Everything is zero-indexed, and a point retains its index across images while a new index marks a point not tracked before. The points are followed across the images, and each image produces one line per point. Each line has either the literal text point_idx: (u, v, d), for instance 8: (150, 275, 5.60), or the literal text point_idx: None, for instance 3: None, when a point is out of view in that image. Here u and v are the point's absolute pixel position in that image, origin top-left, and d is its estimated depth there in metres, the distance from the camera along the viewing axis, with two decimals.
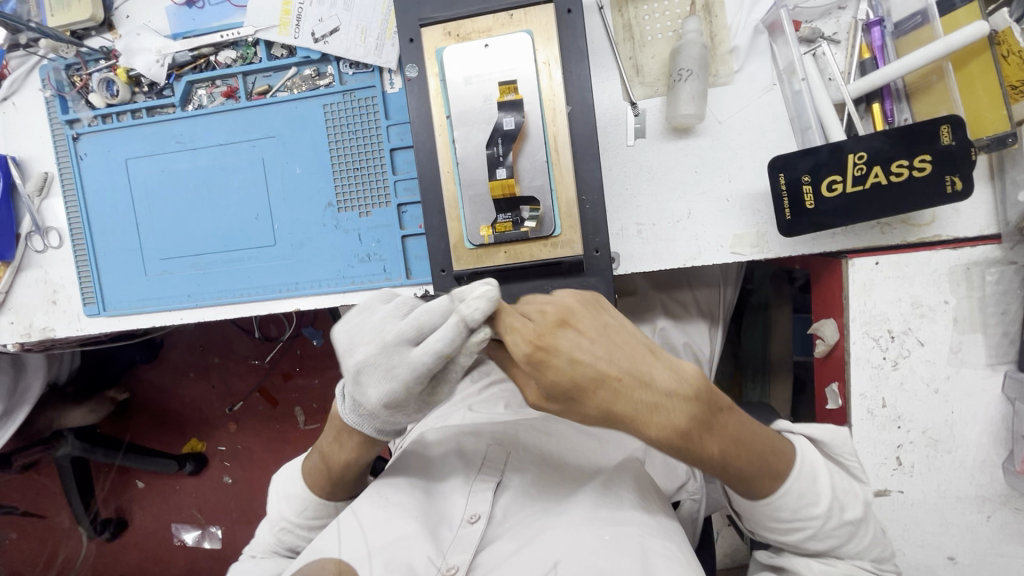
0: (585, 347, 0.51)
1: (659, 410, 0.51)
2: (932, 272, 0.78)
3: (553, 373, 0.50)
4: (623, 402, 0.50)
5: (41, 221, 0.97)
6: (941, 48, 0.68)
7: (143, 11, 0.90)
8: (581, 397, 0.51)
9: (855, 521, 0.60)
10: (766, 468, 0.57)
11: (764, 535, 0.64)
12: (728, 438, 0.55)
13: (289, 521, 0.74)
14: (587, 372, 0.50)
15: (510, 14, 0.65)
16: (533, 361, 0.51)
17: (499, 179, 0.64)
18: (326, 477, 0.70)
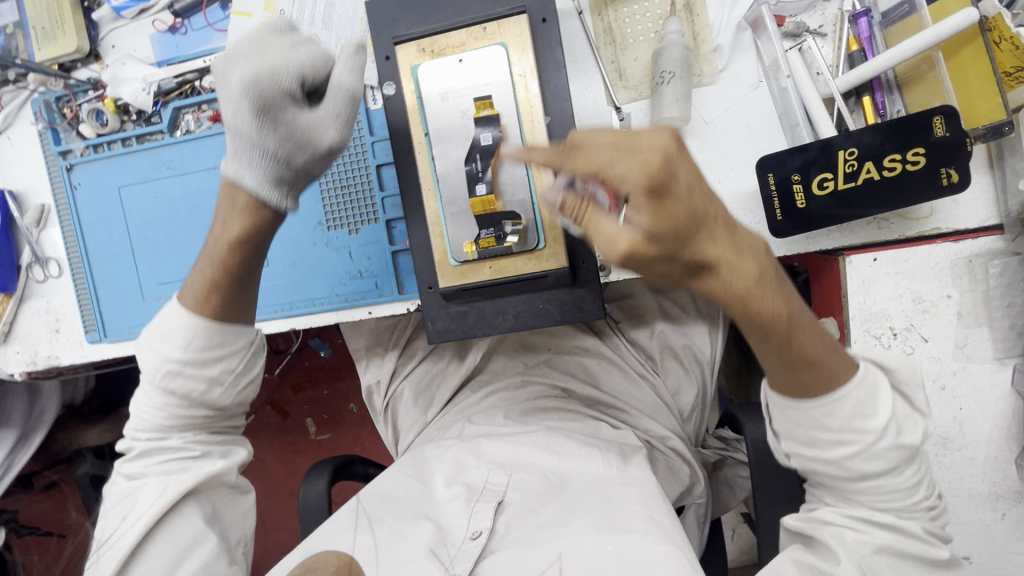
0: (701, 181, 0.42)
1: (746, 261, 0.45)
2: (933, 266, 0.76)
3: (673, 209, 0.41)
4: (717, 248, 0.43)
5: (41, 252, 0.99)
6: (931, 38, 0.65)
7: (128, 40, 0.92)
8: (689, 240, 0.42)
9: (909, 450, 0.55)
10: (820, 365, 0.52)
11: (803, 456, 0.57)
12: (794, 305, 0.50)
13: (177, 363, 0.66)
14: (702, 211, 0.42)
15: (484, 27, 0.64)
16: (660, 184, 0.40)
17: (479, 195, 0.63)
18: (220, 293, 0.66)
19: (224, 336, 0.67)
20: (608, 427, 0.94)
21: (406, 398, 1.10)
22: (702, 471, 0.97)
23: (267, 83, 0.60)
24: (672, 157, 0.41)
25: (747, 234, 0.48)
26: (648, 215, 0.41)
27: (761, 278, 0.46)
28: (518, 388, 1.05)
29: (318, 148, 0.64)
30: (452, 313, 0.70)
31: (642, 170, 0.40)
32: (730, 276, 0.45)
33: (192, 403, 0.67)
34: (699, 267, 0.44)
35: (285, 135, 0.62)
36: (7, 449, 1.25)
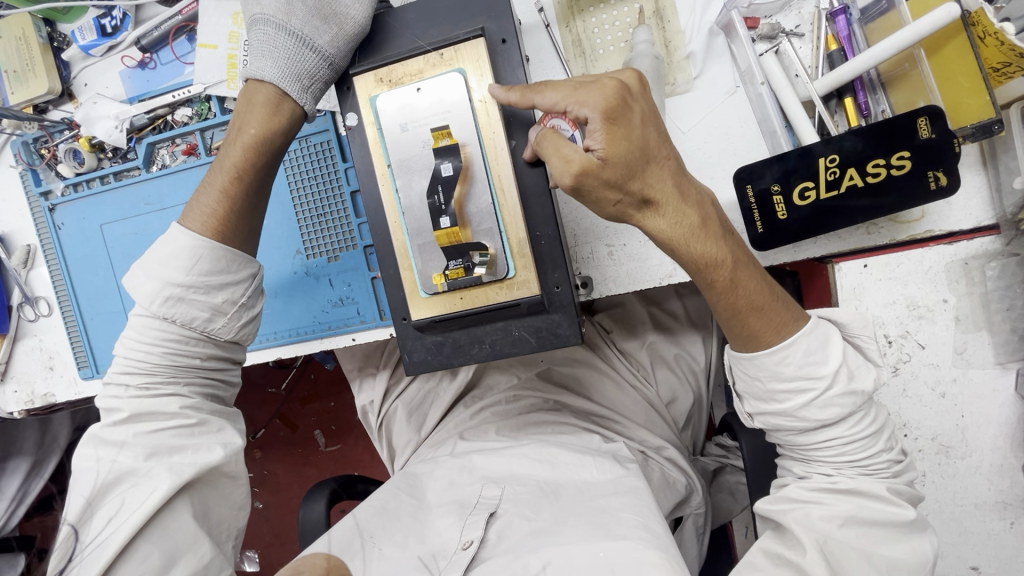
0: (654, 119, 0.55)
1: (690, 208, 0.56)
2: (927, 271, 0.73)
3: (623, 132, 0.53)
4: (663, 181, 0.55)
5: (31, 292, 1.00)
6: (910, 36, 0.62)
7: (99, 78, 0.92)
8: (639, 173, 0.54)
9: (861, 396, 0.59)
10: (765, 310, 0.58)
11: (765, 413, 0.62)
12: (740, 254, 0.58)
13: (179, 287, 0.70)
14: (651, 140, 0.54)
15: (440, 53, 0.62)
16: (615, 110, 0.52)
17: (444, 228, 0.62)
18: (228, 210, 0.71)
19: (229, 263, 0.72)
20: (599, 439, 0.90)
21: (399, 418, 1.08)
22: (699, 481, 0.93)
23: None
24: (629, 89, 0.54)
25: (697, 186, 0.58)
26: (605, 134, 0.52)
27: (703, 227, 0.56)
28: (510, 402, 1.03)
29: (345, 24, 0.64)
30: (428, 344, 0.69)
31: (600, 95, 0.52)
32: (670, 214, 0.55)
33: (191, 330, 0.72)
34: (644, 192, 0.55)
35: (312, 11, 0.64)
36: (20, 477, 1.27)
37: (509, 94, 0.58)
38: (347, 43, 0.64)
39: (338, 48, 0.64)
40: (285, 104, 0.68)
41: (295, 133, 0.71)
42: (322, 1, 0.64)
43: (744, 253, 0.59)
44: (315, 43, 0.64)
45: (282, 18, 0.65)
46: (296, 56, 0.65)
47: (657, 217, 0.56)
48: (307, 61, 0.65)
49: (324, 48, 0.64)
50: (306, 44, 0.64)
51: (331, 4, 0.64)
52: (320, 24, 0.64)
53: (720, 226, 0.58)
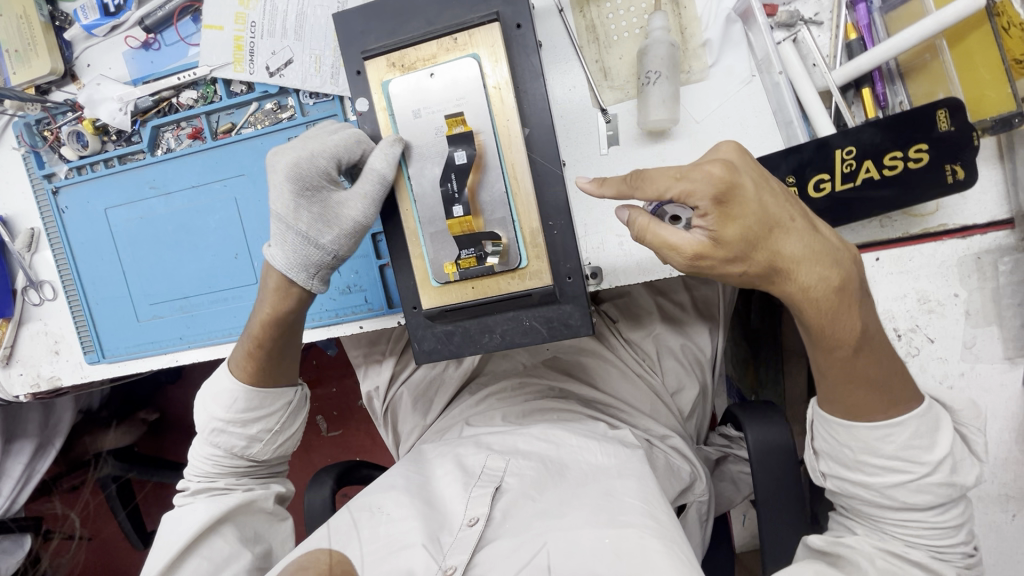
0: (769, 190, 0.53)
1: (826, 269, 0.53)
2: (939, 264, 0.72)
3: (738, 214, 0.51)
4: (792, 247, 0.53)
5: (35, 275, 0.99)
6: (933, 26, 0.62)
7: (102, 59, 0.91)
8: (759, 249, 0.52)
9: (958, 489, 0.56)
10: (885, 379, 0.56)
11: (842, 477, 0.60)
12: (871, 320, 0.55)
13: (221, 421, 0.73)
14: (767, 217, 0.52)
15: (455, 37, 0.61)
16: (725, 192, 0.50)
17: (457, 217, 0.62)
18: (256, 367, 0.72)
19: (262, 399, 0.73)
20: (605, 426, 0.88)
21: (405, 404, 1.05)
22: (704, 469, 0.92)
23: (309, 173, 0.63)
24: (736, 165, 0.52)
25: (829, 244, 0.55)
26: (715, 218, 0.52)
27: (839, 289, 0.53)
28: (515, 390, 1.01)
29: (345, 225, 0.65)
30: (438, 332, 0.69)
31: (709, 182, 0.50)
32: (805, 279, 0.53)
33: (234, 457, 0.74)
34: (768, 265, 0.53)
35: (317, 214, 0.65)
36: (27, 457, 1.26)
37: (603, 189, 0.57)
38: (347, 238, 0.66)
39: (341, 243, 0.66)
40: (293, 291, 0.68)
41: (305, 306, 0.71)
42: (328, 205, 0.65)
43: (875, 323, 0.56)
44: (320, 242, 0.65)
45: (288, 217, 0.64)
46: (301, 252, 0.65)
47: (792, 280, 0.54)
48: (312, 255, 0.66)
49: (327, 245, 0.65)
50: (312, 243, 0.65)
51: (335, 208, 0.65)
52: (323, 222, 0.65)
53: (856, 287, 0.55)
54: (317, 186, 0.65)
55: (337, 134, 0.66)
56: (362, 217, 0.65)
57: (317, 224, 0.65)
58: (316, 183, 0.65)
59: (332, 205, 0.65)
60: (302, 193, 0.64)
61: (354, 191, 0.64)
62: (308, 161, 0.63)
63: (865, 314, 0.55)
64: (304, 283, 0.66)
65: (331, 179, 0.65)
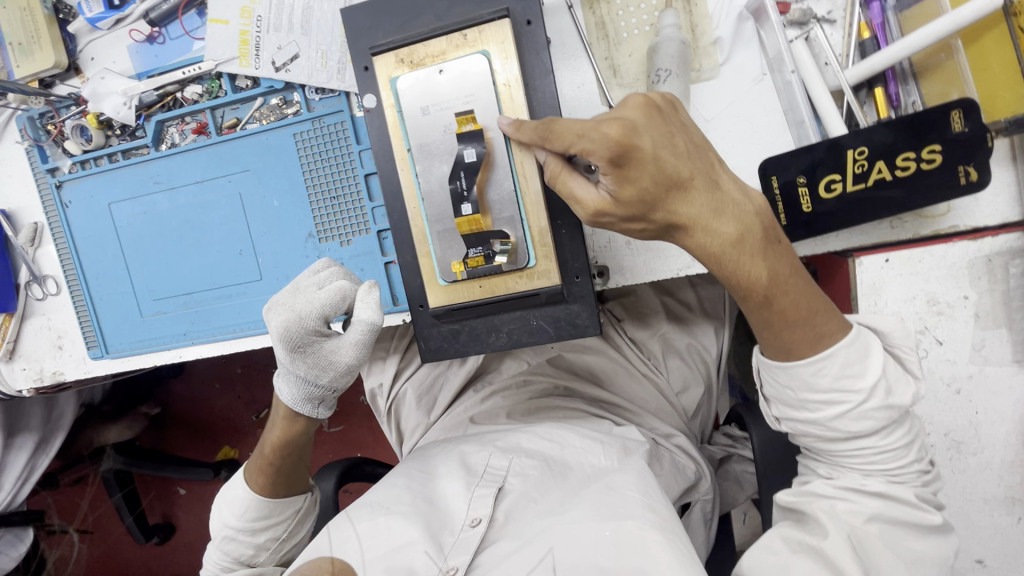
0: (669, 145, 0.51)
1: (724, 225, 0.53)
2: (949, 266, 0.72)
3: (634, 173, 0.51)
4: (688, 207, 0.53)
5: (38, 270, 0.99)
6: (948, 25, 0.61)
7: (106, 53, 0.90)
8: (661, 204, 0.53)
9: (899, 410, 0.56)
10: (806, 318, 0.56)
11: (793, 419, 0.60)
12: (782, 267, 0.55)
13: (232, 529, 0.77)
14: (665, 173, 0.51)
15: (464, 34, 0.61)
16: (622, 151, 0.50)
17: (465, 216, 0.61)
18: (264, 481, 0.77)
19: (271, 510, 0.77)
20: (610, 425, 0.88)
21: (409, 402, 1.05)
22: (708, 468, 0.92)
23: (298, 333, 0.65)
24: (634, 123, 0.50)
25: (735, 195, 0.54)
26: (613, 177, 0.51)
27: (737, 242, 0.53)
28: (519, 388, 1.01)
29: (340, 369, 0.69)
30: (445, 331, 0.69)
31: (605, 142, 0.49)
32: (701, 237, 0.54)
33: (240, 563, 0.78)
34: (667, 220, 0.54)
35: (312, 363, 0.68)
36: (29, 451, 1.26)
37: (521, 134, 0.57)
38: (345, 377, 0.70)
39: (338, 381, 0.70)
40: (299, 422, 0.74)
41: (311, 431, 0.76)
42: (319, 351, 0.68)
43: (789, 264, 0.56)
44: (319, 382, 0.69)
45: (287, 366, 0.68)
46: (302, 389, 0.70)
47: (690, 237, 0.55)
48: (313, 391, 0.70)
49: (326, 383, 0.69)
50: (311, 384, 0.69)
51: (327, 355, 0.68)
52: (319, 366, 0.68)
53: (764, 233, 0.55)
54: (308, 342, 0.67)
55: (323, 287, 0.68)
56: (353, 362, 0.68)
57: (313, 368, 0.68)
58: (305, 340, 0.67)
59: (323, 354, 0.68)
60: (295, 350, 0.66)
61: (344, 338, 0.68)
62: (297, 323, 0.65)
63: (783, 259, 0.55)
64: (310, 413, 0.71)
65: (320, 332, 0.68)
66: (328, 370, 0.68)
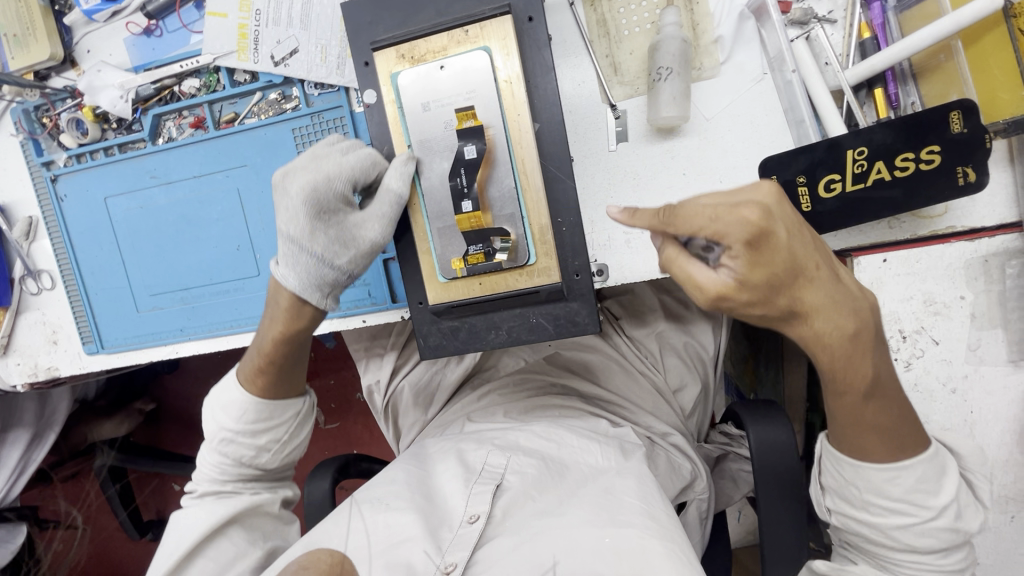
0: (799, 233, 0.49)
1: (843, 317, 0.51)
2: (946, 266, 0.72)
3: (766, 258, 0.48)
4: (814, 295, 0.50)
5: (33, 264, 0.98)
6: (948, 26, 0.61)
7: (103, 45, 0.89)
8: (788, 290, 0.49)
9: (962, 534, 0.56)
10: (896, 425, 0.55)
11: (847, 514, 0.60)
12: (884, 371, 0.54)
13: (231, 431, 0.72)
14: (798, 262, 0.49)
15: (465, 30, 0.60)
16: (758, 236, 0.47)
17: (466, 212, 0.61)
18: (265, 380, 0.72)
19: (272, 410, 0.73)
20: (607, 423, 0.88)
21: (406, 398, 1.04)
22: (705, 466, 0.91)
23: (322, 194, 0.63)
24: (772, 209, 0.48)
25: (853, 290, 0.53)
26: (744, 260, 0.48)
27: (853, 337, 0.51)
28: (517, 386, 1.01)
29: (361, 247, 0.65)
30: (444, 328, 0.68)
31: (742, 226, 0.47)
32: (820, 325, 0.51)
33: (242, 467, 0.73)
34: (790, 307, 0.50)
35: (333, 236, 0.64)
36: (22, 447, 1.25)
37: (634, 221, 0.52)
38: (363, 259, 0.66)
39: (356, 264, 0.66)
40: (304, 312, 0.69)
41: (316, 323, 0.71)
42: (342, 223, 0.65)
43: (888, 372, 0.55)
44: (336, 262, 0.65)
45: (303, 239, 0.64)
46: (315, 273, 0.65)
47: (808, 326, 0.51)
48: (325, 275, 0.65)
49: (344, 263, 0.65)
50: (327, 264, 0.65)
51: (350, 229, 0.65)
52: (337, 237, 0.65)
53: (874, 336, 0.53)
54: (332, 209, 0.64)
55: (348, 155, 0.65)
56: (376, 238, 0.64)
57: (332, 241, 0.64)
58: (330, 206, 0.64)
59: (346, 227, 0.65)
60: (319, 216, 0.63)
61: (370, 212, 0.64)
62: (324, 185, 0.62)
63: (881, 362, 0.54)
64: (318, 303, 0.66)
65: (344, 201, 0.65)
66: (348, 244, 0.65)
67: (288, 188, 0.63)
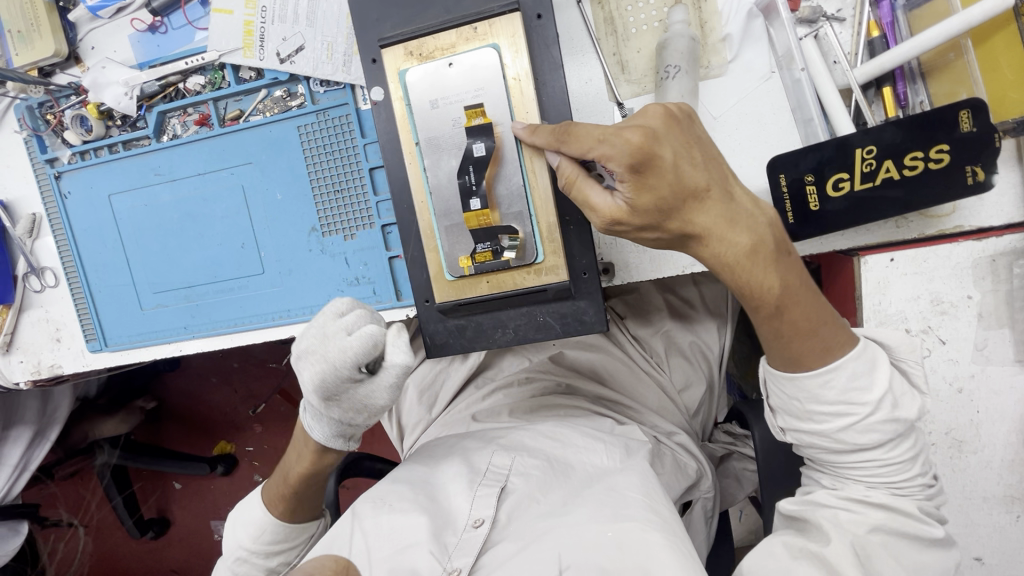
0: (687, 154, 0.53)
1: (738, 233, 0.54)
2: (953, 265, 0.72)
3: (652, 181, 0.52)
4: (704, 216, 0.54)
5: (36, 262, 0.98)
6: (958, 25, 0.61)
7: (107, 42, 0.89)
8: (676, 212, 0.54)
9: (904, 424, 0.56)
10: (811, 329, 0.56)
11: (798, 430, 0.60)
12: (794, 278, 0.55)
13: (246, 550, 0.75)
14: (684, 180, 0.52)
15: (474, 27, 0.60)
16: (641, 159, 0.51)
17: (474, 210, 0.61)
18: (282, 507, 0.74)
19: (288, 533, 0.75)
20: (613, 423, 0.88)
21: (410, 397, 1.04)
22: (710, 466, 0.91)
23: (333, 382, 0.61)
24: (655, 131, 0.52)
25: (748, 205, 0.55)
26: (631, 185, 0.53)
27: (750, 254, 0.54)
28: (520, 385, 1.01)
29: (373, 412, 0.66)
30: (451, 327, 0.68)
31: (625, 149, 0.51)
32: (717, 244, 0.55)
33: None
34: (683, 228, 0.55)
35: (346, 407, 0.65)
36: (24, 445, 1.24)
37: (536, 138, 0.58)
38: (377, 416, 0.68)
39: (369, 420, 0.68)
40: (329, 454, 0.72)
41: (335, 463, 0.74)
42: (353, 396, 0.64)
43: (798, 276, 0.56)
44: (352, 421, 0.67)
45: (321, 408, 0.66)
46: (336, 429, 0.68)
47: (706, 245, 0.55)
48: (345, 432, 0.69)
49: (360, 423, 0.67)
50: (345, 424, 0.67)
51: (361, 401, 0.64)
52: (348, 405, 0.65)
53: (775, 246, 0.55)
54: (341, 390, 0.63)
55: (353, 333, 0.61)
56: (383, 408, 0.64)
57: (347, 410, 0.65)
58: (339, 387, 0.62)
59: (355, 399, 0.64)
60: (327, 398, 0.63)
61: (379, 381, 0.63)
62: (331, 375, 0.61)
63: (788, 269, 0.56)
64: (342, 447, 0.70)
65: (354, 380, 0.62)
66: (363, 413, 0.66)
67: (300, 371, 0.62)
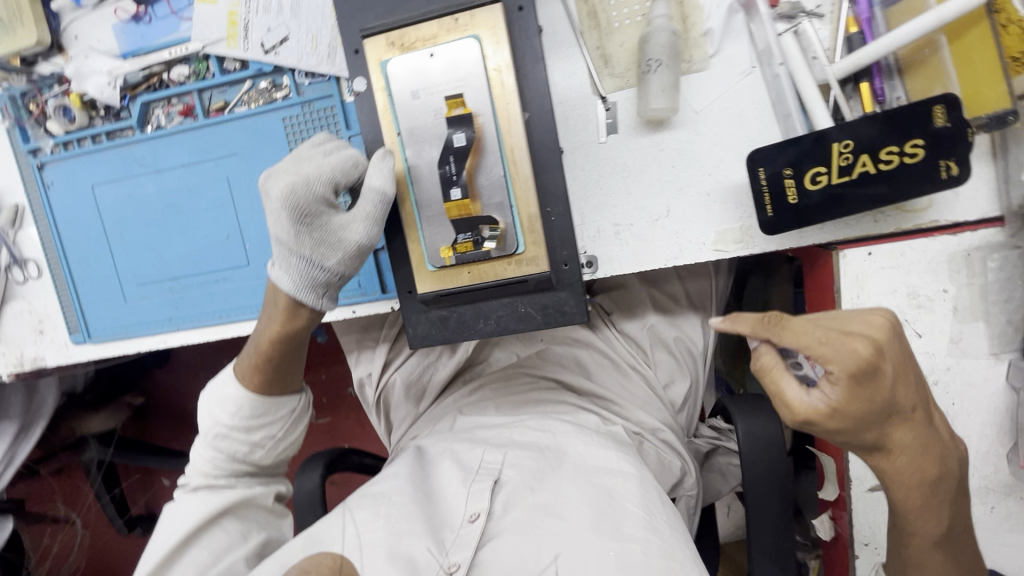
0: (906, 375, 0.50)
1: (923, 459, 0.53)
2: (929, 260, 0.73)
3: (867, 395, 0.48)
4: (902, 434, 0.51)
5: (18, 253, 0.97)
6: (933, 21, 0.62)
7: (90, 31, 0.88)
8: (873, 428, 0.50)
9: None
10: (948, 547, 0.58)
11: None
12: (944, 512, 0.57)
13: (225, 426, 0.74)
14: (893, 400, 0.49)
15: (456, 18, 0.60)
16: (863, 372, 0.47)
17: (454, 200, 0.62)
18: (260, 380, 0.73)
19: (268, 408, 0.75)
20: (598, 419, 0.87)
21: (398, 391, 1.03)
22: (694, 462, 0.93)
23: (306, 193, 0.62)
24: (882, 345, 0.48)
25: (942, 434, 0.55)
26: (848, 391, 0.48)
27: (932, 480, 0.54)
28: (507, 379, 1.01)
29: (349, 249, 0.66)
30: (433, 317, 0.68)
31: (852, 359, 0.47)
32: (898, 461, 0.53)
33: (234, 462, 0.75)
34: (875, 438, 0.51)
35: (319, 239, 0.65)
36: (8, 440, 1.23)
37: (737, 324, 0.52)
38: (352, 262, 0.67)
39: (346, 266, 0.67)
40: (302, 313, 0.70)
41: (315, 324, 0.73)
42: (326, 224, 0.65)
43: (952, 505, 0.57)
44: (325, 264, 0.66)
45: (291, 243, 0.64)
46: (305, 275, 0.66)
47: (885, 458, 0.53)
48: (318, 278, 0.67)
49: (333, 266, 0.66)
50: (316, 266, 0.66)
51: (337, 229, 0.65)
52: (321, 235, 0.65)
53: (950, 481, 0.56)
54: (316, 213, 0.64)
55: (329, 155, 0.65)
56: (361, 237, 0.65)
57: (320, 243, 0.65)
58: (313, 209, 0.64)
59: (332, 228, 0.65)
60: (301, 221, 0.63)
61: (355, 211, 0.64)
62: (305, 188, 0.62)
63: (944, 503, 0.56)
64: (313, 303, 0.68)
65: (327, 203, 0.64)
66: (336, 245, 0.65)
67: (270, 194, 0.63)
